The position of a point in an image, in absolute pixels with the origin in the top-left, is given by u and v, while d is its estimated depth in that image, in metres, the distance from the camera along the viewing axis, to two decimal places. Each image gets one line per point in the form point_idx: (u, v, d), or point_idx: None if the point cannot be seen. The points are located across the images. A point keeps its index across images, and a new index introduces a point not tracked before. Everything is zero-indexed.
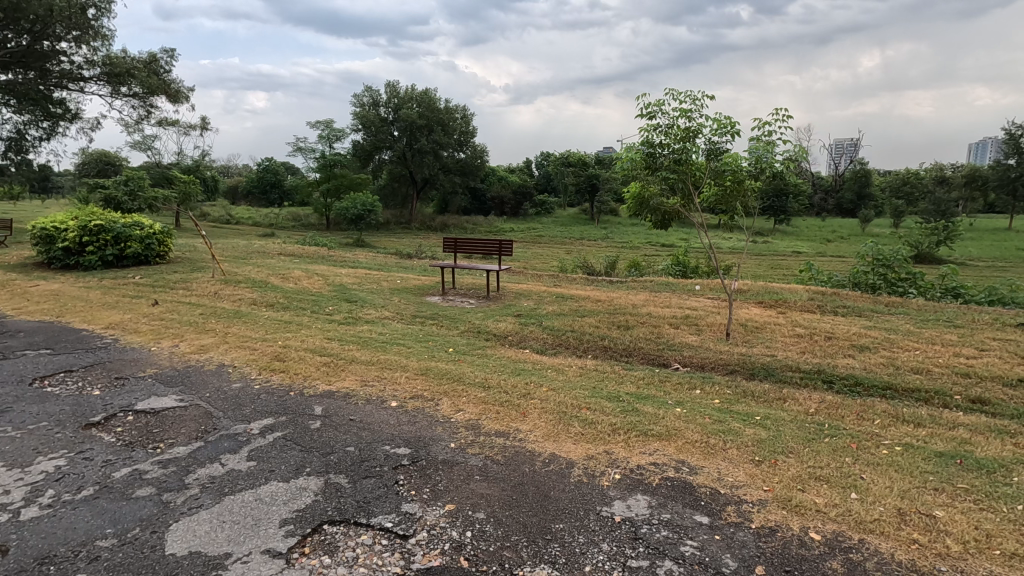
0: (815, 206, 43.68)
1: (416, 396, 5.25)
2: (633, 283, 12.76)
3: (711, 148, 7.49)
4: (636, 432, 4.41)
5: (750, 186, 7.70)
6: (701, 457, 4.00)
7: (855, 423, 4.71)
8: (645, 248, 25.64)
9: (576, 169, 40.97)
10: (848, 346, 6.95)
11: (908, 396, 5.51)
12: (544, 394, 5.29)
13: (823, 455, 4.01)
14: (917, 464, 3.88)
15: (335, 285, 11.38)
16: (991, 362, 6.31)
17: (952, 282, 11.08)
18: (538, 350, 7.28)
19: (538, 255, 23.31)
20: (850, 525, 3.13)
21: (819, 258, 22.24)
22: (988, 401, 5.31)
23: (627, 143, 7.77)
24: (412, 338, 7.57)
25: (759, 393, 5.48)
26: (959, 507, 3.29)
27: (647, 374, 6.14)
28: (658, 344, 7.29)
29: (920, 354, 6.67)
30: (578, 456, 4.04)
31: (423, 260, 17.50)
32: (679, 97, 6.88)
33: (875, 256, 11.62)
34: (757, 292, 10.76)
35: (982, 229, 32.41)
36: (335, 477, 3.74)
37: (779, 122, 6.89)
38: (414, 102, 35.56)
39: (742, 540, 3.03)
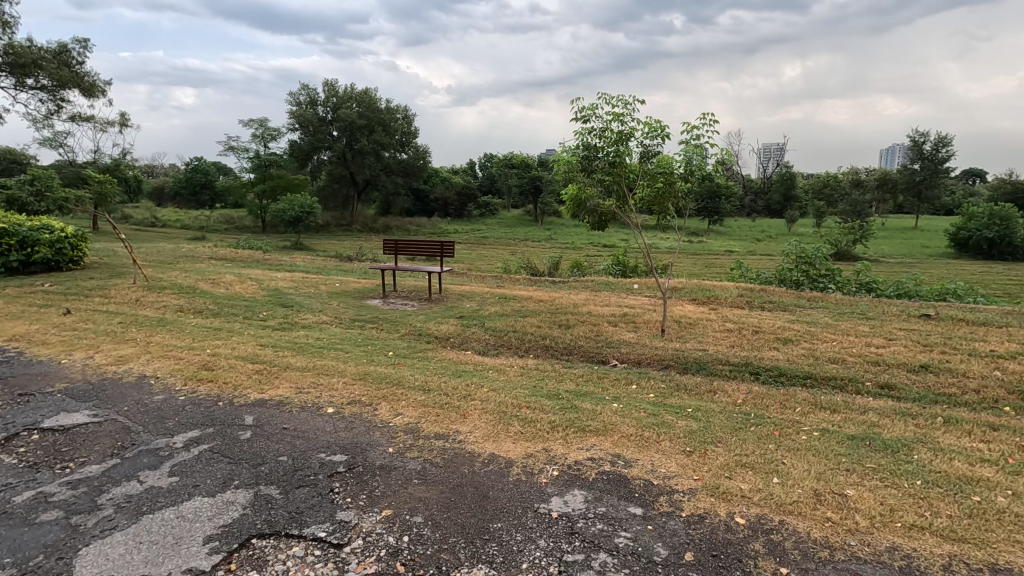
0: (746, 207, 45.94)
1: (354, 402, 5.12)
2: (575, 282, 13.01)
3: (644, 150, 7.71)
4: (574, 429, 4.49)
5: (681, 187, 8.00)
6: (636, 450, 4.11)
7: (779, 411, 5.00)
8: (588, 248, 26.13)
9: (520, 171, 41.42)
10: (772, 339, 7.36)
11: (826, 384, 5.90)
12: (484, 395, 5.30)
13: (749, 443, 4.21)
14: (832, 447, 4.15)
15: (270, 289, 10.95)
16: (897, 350, 6.85)
17: (865, 277, 11.95)
18: (480, 352, 7.27)
19: (482, 256, 23.35)
20: (772, 507, 3.31)
21: (749, 256, 23.41)
22: (895, 386, 5.76)
23: (564, 145, 7.91)
24: (350, 343, 7.39)
25: (691, 386, 5.71)
26: (868, 485, 3.55)
27: (587, 371, 6.28)
28: (597, 341, 7.46)
29: (837, 344, 7.14)
30: (517, 455, 4.06)
31: (363, 262, 17.13)
32: (611, 101, 7.04)
33: (799, 254, 12.41)
34: (691, 290, 11.20)
35: (893, 228, 35.13)
36: (265, 488, 3.59)
37: (706, 127, 7.17)
38: (354, 101, 34.78)
39: (673, 529, 3.14)
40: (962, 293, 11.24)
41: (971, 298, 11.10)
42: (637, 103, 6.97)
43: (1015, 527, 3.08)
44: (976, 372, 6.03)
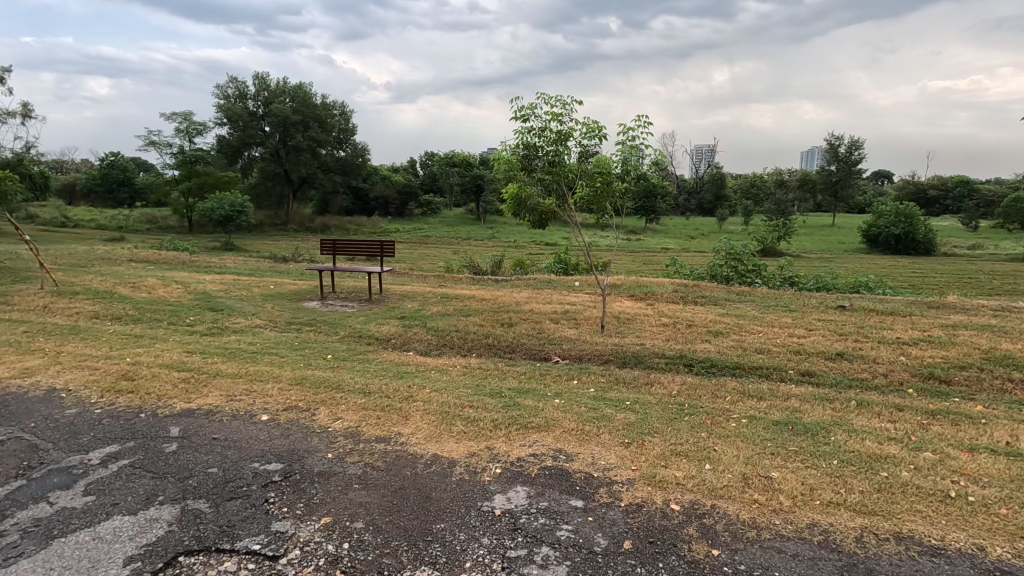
0: (680, 206, 47.76)
1: (290, 408, 4.94)
2: (518, 281, 13.11)
3: (582, 150, 7.88)
4: (517, 426, 4.53)
5: (618, 187, 8.23)
6: (577, 444, 4.20)
7: (711, 400, 5.24)
8: (530, 247, 26.37)
9: (461, 169, 41.26)
10: (705, 332, 7.70)
11: (753, 373, 6.24)
12: (427, 395, 5.26)
13: (684, 432, 4.39)
14: (759, 433, 4.40)
15: (198, 292, 10.37)
16: (817, 339, 7.33)
17: (788, 272, 12.72)
18: (422, 352, 7.19)
19: (424, 256, 23.10)
20: (704, 493, 3.47)
21: (684, 253, 24.38)
22: (815, 372, 6.17)
23: (503, 144, 7.95)
24: (286, 347, 7.12)
25: (629, 379, 5.90)
26: (791, 467, 3.78)
27: (529, 368, 6.35)
28: (539, 339, 7.54)
29: (763, 335, 7.57)
30: (460, 454, 4.05)
31: (299, 263, 16.55)
32: (550, 100, 7.23)
33: (728, 250, 13.03)
34: (629, 286, 11.53)
35: (813, 226, 37.57)
36: (194, 503, 3.40)
37: (641, 128, 7.42)
38: (287, 95, 33.50)
39: (612, 519, 3.23)
40: (872, 285, 12.17)
41: (880, 290, 12.04)
42: (575, 104, 7.12)
43: (916, 498, 3.37)
44: (885, 358, 6.56)
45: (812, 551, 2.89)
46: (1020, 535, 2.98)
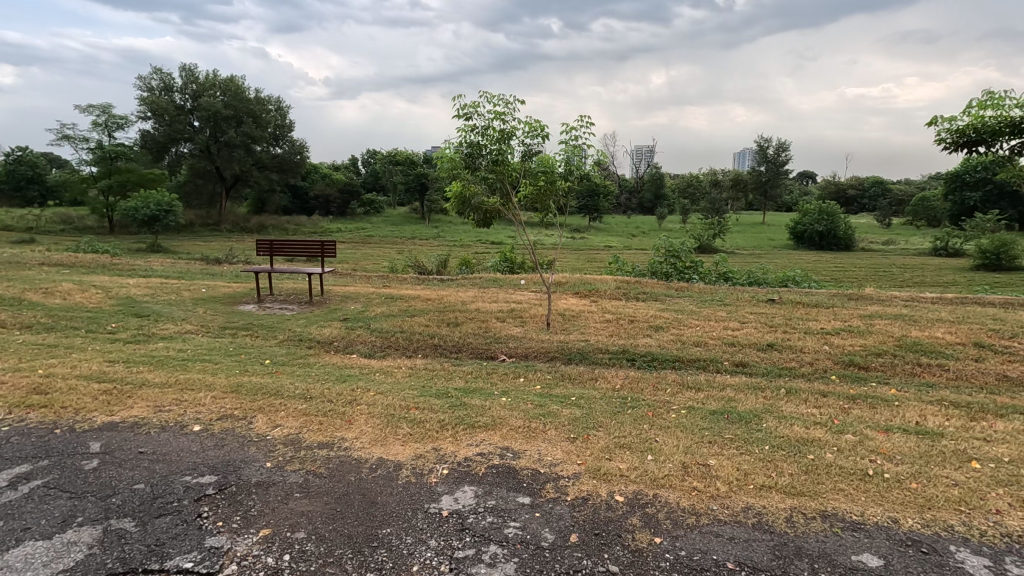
0: (622, 205, 48.99)
1: (224, 417, 4.71)
2: (463, 280, 13.06)
3: (525, 150, 7.93)
4: (463, 425, 4.51)
5: (561, 186, 8.35)
6: (524, 442, 4.22)
7: (653, 393, 5.41)
8: (475, 246, 26.36)
9: (405, 168, 40.67)
10: (646, 327, 7.93)
11: (691, 365, 6.49)
12: (372, 398, 5.15)
13: (627, 425, 4.51)
14: (698, 423, 4.57)
15: (121, 297, 9.70)
16: (749, 331, 7.72)
17: (723, 268, 13.31)
18: (365, 354, 7.04)
19: (368, 256, 22.62)
20: (647, 483, 3.58)
21: (626, 251, 25.05)
22: (748, 363, 6.49)
23: (446, 143, 7.89)
24: (220, 353, 6.78)
25: (574, 375, 6.00)
26: (727, 454, 3.96)
27: (476, 367, 6.34)
28: (485, 338, 7.54)
29: (700, 329, 7.89)
30: (406, 457, 3.99)
31: (234, 265, 15.82)
32: (492, 99, 7.26)
33: (667, 248, 13.49)
34: (573, 284, 11.72)
35: (745, 223, 39.50)
36: (118, 522, 3.18)
37: (582, 128, 7.57)
38: (218, 89, 31.89)
39: (558, 513, 3.27)
40: (799, 279, 12.91)
41: (806, 284, 12.79)
42: (518, 103, 7.18)
43: (839, 477, 3.61)
44: (810, 347, 6.99)
45: (747, 533, 3.03)
46: (928, 507, 3.25)
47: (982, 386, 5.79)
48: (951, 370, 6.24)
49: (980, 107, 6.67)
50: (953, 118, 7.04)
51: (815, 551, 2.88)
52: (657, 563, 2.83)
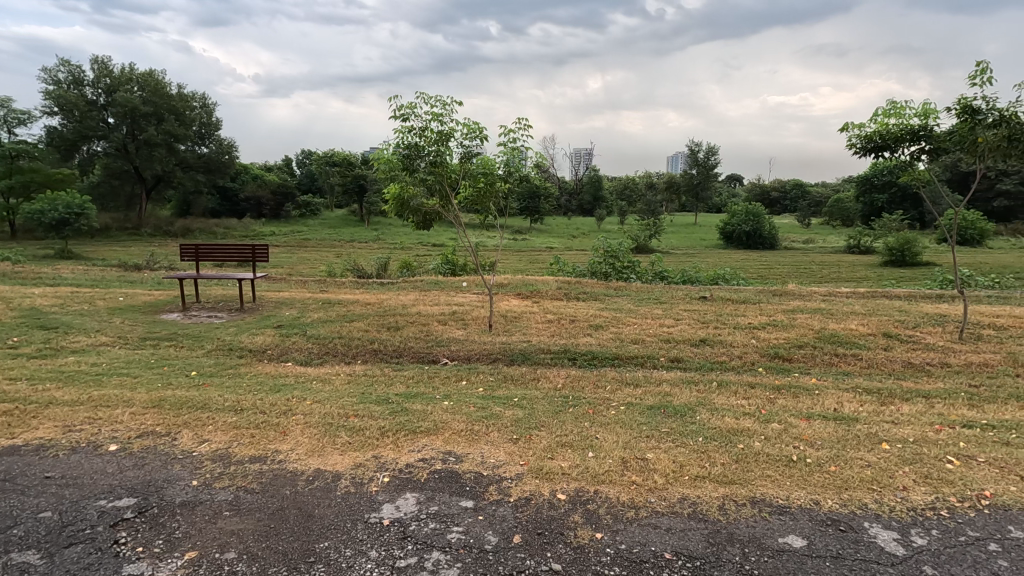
0: (562, 207, 49.78)
1: (145, 434, 4.40)
2: (404, 283, 12.85)
3: (464, 151, 7.89)
4: (405, 431, 4.43)
5: (501, 188, 8.36)
6: (466, 445, 4.20)
7: (593, 391, 5.52)
8: (417, 248, 26.03)
9: (342, 169, 39.59)
10: (586, 327, 8.09)
11: (630, 362, 6.67)
12: (308, 407, 4.96)
13: (568, 424, 4.57)
14: (636, 418, 4.70)
15: (24, 309, 8.86)
16: (684, 328, 8.02)
17: (658, 267, 13.79)
18: (301, 362, 6.77)
19: (304, 260, 21.85)
20: (588, 480, 3.64)
21: (567, 252, 25.48)
22: (682, 358, 6.74)
23: (382, 144, 7.73)
24: (140, 366, 6.33)
25: (516, 376, 6.03)
26: (665, 447, 4.09)
27: (417, 372, 6.23)
28: (427, 341, 7.44)
29: (637, 326, 8.13)
30: (345, 466, 3.87)
31: (156, 271, 14.84)
32: (429, 101, 7.20)
33: (606, 248, 13.82)
34: (515, 285, 11.78)
35: (679, 224, 41.14)
36: (19, 556, 2.90)
37: (521, 130, 7.63)
38: (135, 84, 29.87)
39: (502, 515, 3.26)
40: (729, 276, 13.56)
41: (734, 281, 13.45)
42: (455, 104, 7.16)
43: (766, 464, 3.81)
44: (740, 341, 7.35)
45: (684, 523, 3.14)
46: (845, 488, 3.49)
47: (890, 372, 6.29)
48: (863, 359, 6.74)
49: (885, 115, 7.22)
50: (862, 125, 7.58)
51: (746, 536, 3.02)
52: (598, 558, 2.88)
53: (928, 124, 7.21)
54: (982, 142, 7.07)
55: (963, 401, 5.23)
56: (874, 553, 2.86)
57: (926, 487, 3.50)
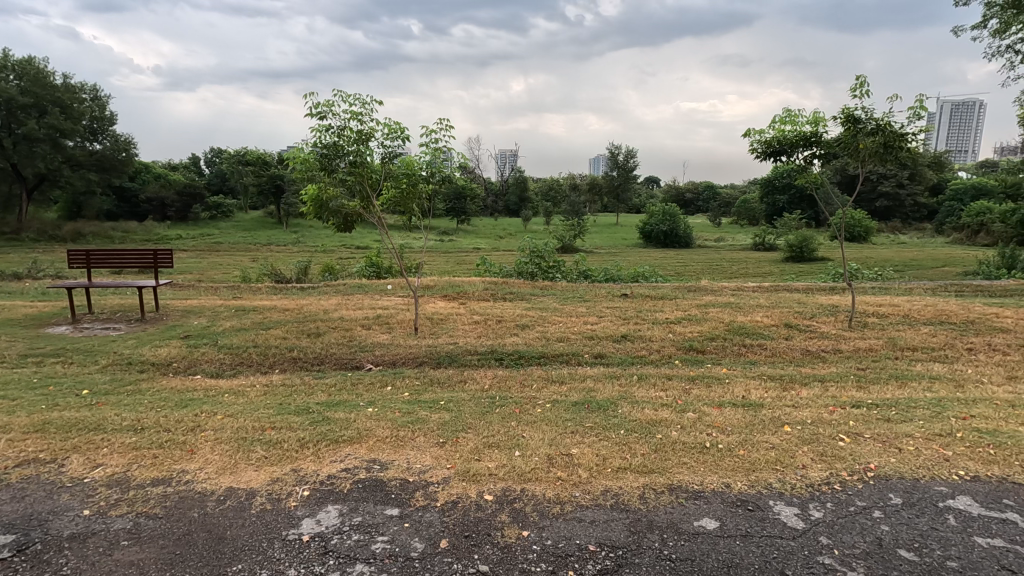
0: (489, 208, 50.00)
1: (26, 463, 3.95)
2: (326, 287, 12.38)
3: (385, 151, 7.72)
4: (326, 441, 4.27)
5: (424, 189, 8.26)
6: (391, 452, 4.10)
7: (519, 390, 5.57)
8: (339, 251, 25.17)
9: (256, 168, 37.53)
10: (513, 326, 8.16)
11: (555, 360, 6.79)
12: (220, 422, 4.65)
13: (495, 424, 4.59)
14: (561, 414, 4.80)
15: None
16: (606, 325, 8.29)
17: (582, 266, 14.16)
18: (211, 375, 6.34)
19: (216, 265, 20.52)
20: (515, 478, 3.67)
21: (494, 253, 25.60)
22: (605, 354, 6.96)
23: (298, 143, 7.40)
24: (20, 386, 5.67)
25: (443, 379, 5.96)
26: (589, 442, 4.19)
27: (340, 379, 6.02)
28: (350, 347, 7.21)
29: (563, 325, 8.30)
30: (260, 483, 3.66)
31: (40, 281, 13.37)
32: (348, 99, 6.97)
33: (532, 249, 14.01)
34: (441, 287, 11.68)
35: (602, 224, 42.47)
36: None
37: (443, 131, 7.57)
38: (11, 72, 26.79)
39: (429, 521, 3.22)
40: (648, 274, 14.15)
41: (653, 278, 14.07)
42: (375, 103, 6.99)
43: (683, 452, 4.00)
44: (658, 336, 7.69)
45: (607, 514, 3.24)
46: (752, 469, 3.74)
47: (791, 360, 6.82)
48: (768, 349, 7.26)
49: (782, 122, 7.80)
50: (762, 131, 8.16)
51: (665, 522, 3.16)
52: (525, 555, 2.91)
53: (818, 131, 7.88)
54: (863, 148, 7.82)
55: (852, 383, 5.76)
56: (778, 529, 3.08)
57: (821, 464, 3.82)
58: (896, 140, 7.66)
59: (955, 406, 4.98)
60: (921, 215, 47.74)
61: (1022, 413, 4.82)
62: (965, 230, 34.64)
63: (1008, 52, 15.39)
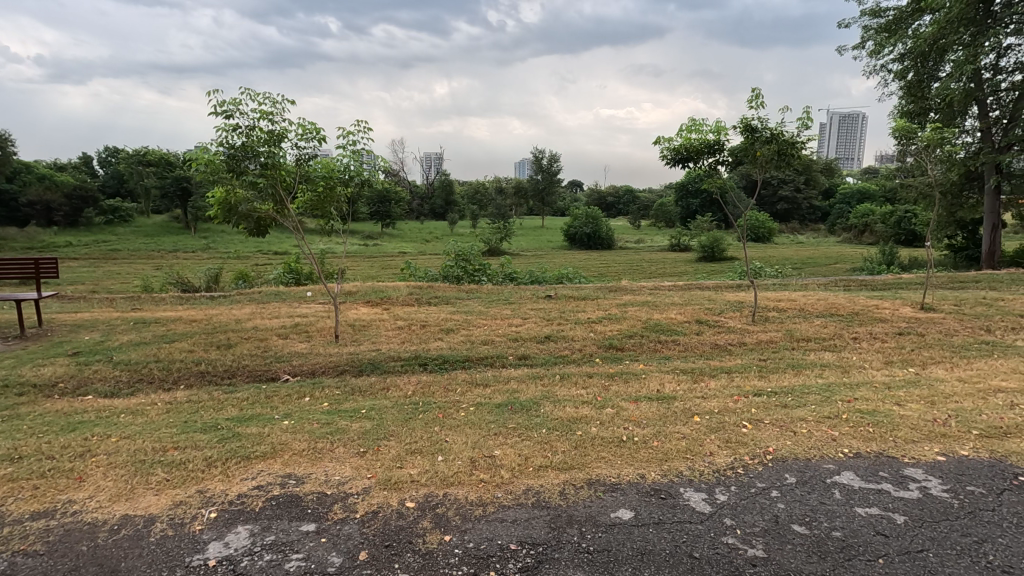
0: (415, 211, 49.39)
1: None
2: (239, 295, 11.72)
3: (299, 152, 7.41)
4: (236, 458, 4.04)
5: (342, 192, 8.03)
6: (308, 465, 3.94)
7: (443, 395, 5.54)
8: (255, 257, 23.90)
9: (159, 169, 34.88)
10: (438, 331, 8.11)
11: (480, 363, 6.81)
12: (114, 445, 4.28)
13: (417, 430, 4.54)
14: (485, 417, 4.82)
15: None
16: (531, 326, 8.43)
17: (508, 269, 14.31)
18: (106, 394, 5.81)
19: (113, 274, 18.86)
20: (437, 484, 3.64)
21: (419, 256, 25.32)
22: (529, 355, 7.07)
23: (201, 143, 6.93)
24: None
25: (365, 388, 5.80)
26: (511, 443, 4.24)
27: (253, 392, 5.71)
28: (265, 358, 6.87)
29: (488, 327, 8.34)
30: (160, 507, 3.41)
31: None
32: (257, 97, 6.61)
33: (457, 252, 13.97)
34: (364, 292, 11.38)
35: (528, 227, 43.07)
36: None
37: (361, 133, 7.39)
38: None
39: (347, 534, 3.12)
40: (571, 275, 14.51)
41: (576, 279, 14.44)
42: (288, 103, 6.69)
43: (601, 447, 4.14)
44: (580, 336, 7.90)
45: (528, 513, 3.29)
46: (665, 459, 3.93)
47: (701, 353, 7.26)
48: (681, 344, 7.66)
49: (688, 130, 8.26)
50: (671, 139, 8.60)
51: (583, 516, 3.25)
52: (447, 560, 2.89)
53: (721, 139, 8.41)
54: (760, 155, 8.44)
55: (754, 373, 6.22)
56: (687, 515, 3.26)
57: (727, 450, 4.09)
58: (789, 148, 8.34)
59: (841, 390, 5.49)
60: (816, 217, 52.24)
61: (895, 393, 5.39)
62: (852, 230, 38.26)
63: (883, 70, 17.22)
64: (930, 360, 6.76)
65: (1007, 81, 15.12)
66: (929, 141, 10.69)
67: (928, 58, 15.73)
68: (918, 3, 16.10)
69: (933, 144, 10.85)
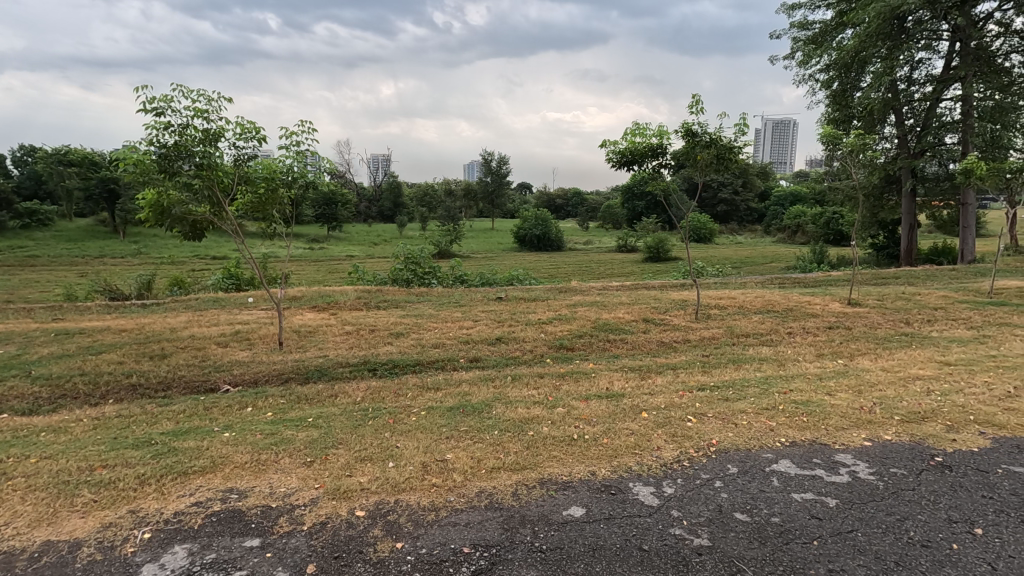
0: (362, 214, 48.33)
1: None
2: (174, 303, 11.12)
3: (238, 152, 7.11)
4: (172, 475, 3.82)
5: (285, 195, 7.78)
6: (251, 478, 3.79)
7: (394, 400, 5.44)
8: (191, 263, 22.74)
9: (83, 169, 32.60)
10: (386, 335, 7.96)
11: (431, 366, 6.74)
12: (33, 467, 3.96)
13: (367, 437, 4.44)
14: (436, 421, 4.77)
15: None
16: (482, 328, 8.41)
17: (458, 271, 14.23)
18: (22, 412, 5.38)
19: (30, 282, 17.48)
20: (388, 491, 3.57)
21: (368, 260, 24.83)
22: (481, 357, 7.06)
23: (129, 142, 6.52)
24: None
25: (311, 395, 5.63)
26: (463, 446, 4.21)
27: (191, 404, 5.43)
28: (203, 367, 6.55)
29: (438, 330, 8.27)
30: (88, 530, 3.19)
31: None
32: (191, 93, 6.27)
33: (407, 255, 13.78)
34: (309, 297, 11.03)
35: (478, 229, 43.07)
36: None
37: (304, 134, 7.16)
38: None
39: (294, 547, 3.02)
40: (522, 277, 14.59)
41: (526, 281, 14.52)
42: (225, 101, 6.38)
43: (553, 446, 4.19)
44: (530, 337, 7.96)
45: (480, 515, 3.28)
46: (615, 456, 4.02)
47: (648, 351, 7.46)
48: (629, 342, 7.85)
49: (632, 134, 8.48)
50: (616, 142, 8.80)
51: (536, 515, 3.27)
52: (399, 567, 2.85)
53: (664, 143, 8.67)
54: (700, 159, 8.75)
55: (697, 369, 6.45)
56: (636, 509, 3.34)
57: (673, 444, 4.21)
58: (726, 152, 8.71)
59: (779, 383, 5.78)
60: (753, 218, 54.76)
61: (827, 384, 5.71)
62: (786, 230, 40.30)
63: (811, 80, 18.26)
64: (857, 352, 7.21)
65: (919, 92, 16.36)
66: (853, 147, 11.40)
67: (850, 69, 16.80)
68: (840, 18, 17.18)
69: (856, 149, 11.58)
